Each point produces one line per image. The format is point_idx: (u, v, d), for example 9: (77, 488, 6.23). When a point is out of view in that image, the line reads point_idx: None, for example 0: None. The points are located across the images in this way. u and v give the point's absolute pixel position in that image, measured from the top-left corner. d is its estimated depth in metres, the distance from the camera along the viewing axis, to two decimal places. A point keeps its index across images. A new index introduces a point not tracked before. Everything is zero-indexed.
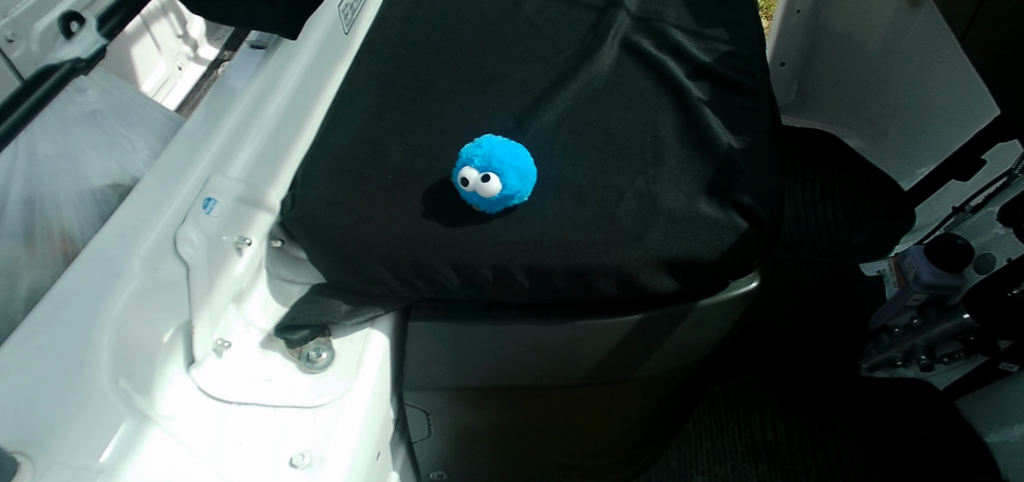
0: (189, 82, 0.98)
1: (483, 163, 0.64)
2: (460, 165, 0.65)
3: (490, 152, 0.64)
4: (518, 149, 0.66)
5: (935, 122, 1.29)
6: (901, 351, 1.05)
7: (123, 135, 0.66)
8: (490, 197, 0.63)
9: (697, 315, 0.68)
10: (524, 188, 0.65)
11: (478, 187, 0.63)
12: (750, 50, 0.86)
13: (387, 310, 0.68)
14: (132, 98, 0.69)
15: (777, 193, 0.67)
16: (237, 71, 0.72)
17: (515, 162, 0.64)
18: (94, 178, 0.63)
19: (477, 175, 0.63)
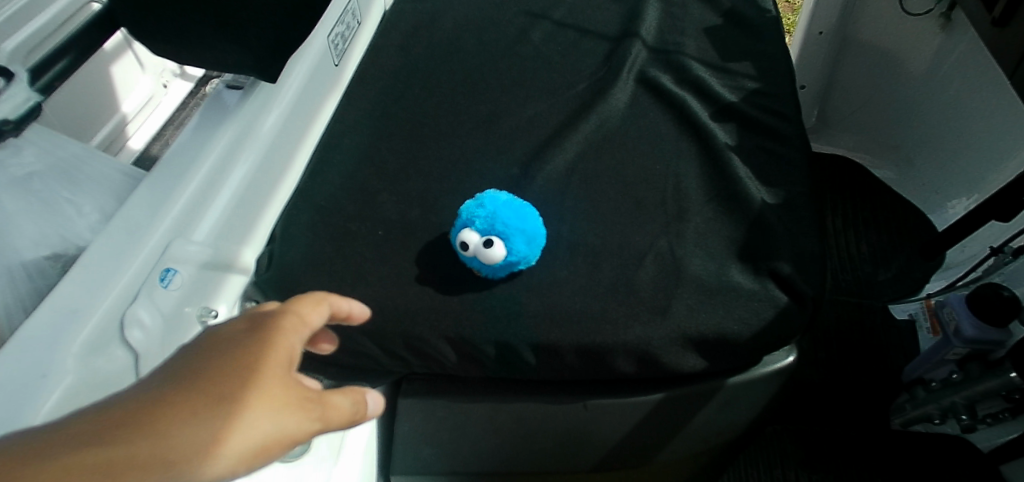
0: (175, 102, 0.80)
1: (486, 224, 0.56)
2: (459, 226, 0.58)
3: (494, 212, 0.57)
4: (526, 207, 0.59)
5: (969, 157, 1.17)
6: (939, 409, 0.96)
7: (65, 200, 0.53)
8: (493, 263, 0.56)
9: (725, 395, 0.60)
10: (531, 253, 0.57)
11: (479, 252, 0.55)
12: (780, 87, 0.78)
13: (374, 386, 0.61)
14: (74, 152, 0.55)
15: (818, 259, 0.59)
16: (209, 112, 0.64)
17: (521, 224, 0.56)
18: (27, 249, 0.50)
19: (477, 239, 0.55)
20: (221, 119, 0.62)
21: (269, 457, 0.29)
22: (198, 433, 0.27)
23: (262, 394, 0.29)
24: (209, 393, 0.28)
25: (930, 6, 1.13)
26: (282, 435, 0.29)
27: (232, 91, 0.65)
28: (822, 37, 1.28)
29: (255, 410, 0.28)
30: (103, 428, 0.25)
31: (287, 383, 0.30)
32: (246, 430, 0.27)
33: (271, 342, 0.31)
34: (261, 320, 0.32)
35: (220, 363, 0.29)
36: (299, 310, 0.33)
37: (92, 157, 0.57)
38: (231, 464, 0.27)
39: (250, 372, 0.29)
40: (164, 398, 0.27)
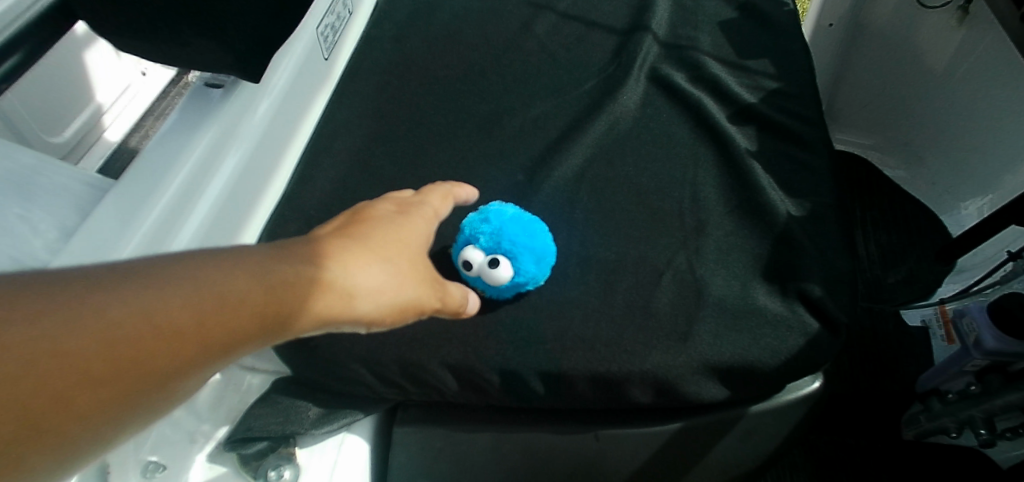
0: (154, 91, 0.76)
1: (490, 241, 0.52)
2: (461, 240, 0.53)
3: (499, 228, 0.52)
4: (534, 219, 0.54)
5: (985, 158, 1.08)
6: (955, 422, 0.89)
7: (17, 216, 0.46)
8: (499, 284, 0.52)
9: (748, 424, 0.55)
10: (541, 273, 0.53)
11: (484, 273, 0.51)
12: (802, 86, 0.72)
13: (366, 414, 0.56)
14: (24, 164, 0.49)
15: (850, 278, 0.55)
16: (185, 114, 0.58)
17: (530, 242, 0.52)
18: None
19: (482, 259, 0.51)
20: (199, 122, 0.57)
21: (403, 313, 0.42)
22: (357, 273, 0.38)
23: (395, 258, 0.41)
24: (360, 247, 0.40)
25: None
26: (407, 293, 0.42)
27: (210, 90, 0.60)
28: (831, 30, 1.22)
29: (397, 266, 0.41)
30: (298, 252, 0.37)
31: (421, 253, 0.44)
32: (391, 280, 0.40)
33: (405, 223, 0.45)
34: (403, 209, 0.47)
35: (365, 229, 0.42)
36: (433, 204, 0.49)
37: (47, 167, 0.50)
38: (381, 303, 0.40)
39: (389, 241, 0.42)
40: (326, 247, 0.38)
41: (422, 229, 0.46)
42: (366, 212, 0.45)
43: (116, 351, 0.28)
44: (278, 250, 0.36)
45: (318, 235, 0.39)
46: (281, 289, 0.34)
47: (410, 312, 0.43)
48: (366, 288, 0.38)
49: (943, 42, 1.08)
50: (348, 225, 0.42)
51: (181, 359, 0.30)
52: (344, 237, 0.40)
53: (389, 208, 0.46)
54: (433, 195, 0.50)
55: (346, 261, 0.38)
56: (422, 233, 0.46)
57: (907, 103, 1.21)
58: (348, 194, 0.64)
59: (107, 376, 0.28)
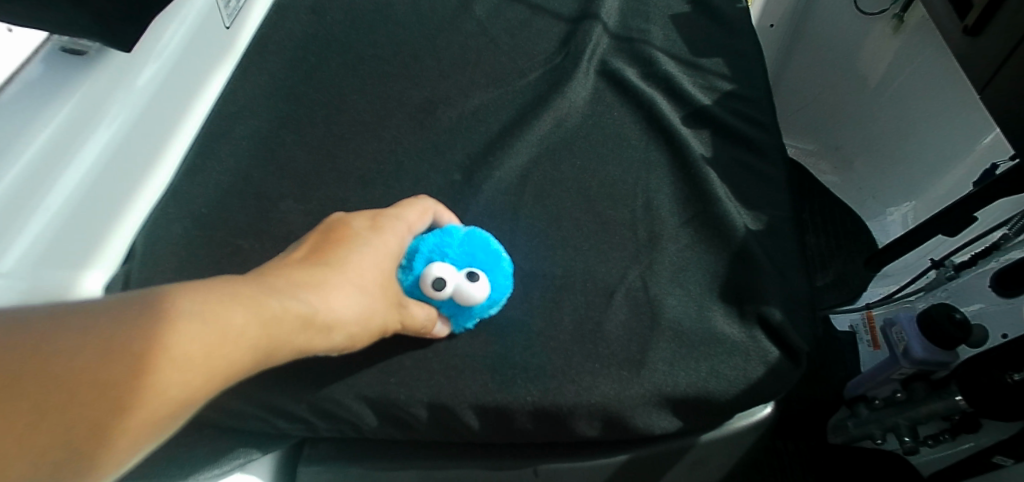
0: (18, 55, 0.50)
1: (461, 259, 0.46)
2: (419, 261, 0.45)
3: (467, 245, 0.47)
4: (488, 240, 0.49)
5: (911, 167, 1.10)
6: (882, 428, 0.93)
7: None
8: (472, 307, 0.45)
9: (697, 454, 0.51)
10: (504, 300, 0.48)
11: (463, 291, 0.44)
12: (756, 89, 0.68)
13: (267, 450, 0.48)
14: None
15: (807, 299, 0.51)
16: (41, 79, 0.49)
17: (495, 257, 0.47)
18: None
19: (459, 277, 0.44)
20: (51, 98, 0.48)
21: (369, 339, 0.40)
22: (341, 303, 0.37)
23: (369, 284, 0.39)
24: (343, 274, 0.38)
25: (886, 6, 1.05)
26: (376, 323, 0.39)
27: (73, 57, 0.51)
28: (772, 31, 1.20)
29: (370, 291, 0.39)
30: (292, 283, 0.35)
31: (392, 278, 0.42)
32: (365, 308, 0.38)
33: (380, 243, 0.42)
34: (374, 223, 0.43)
35: (344, 251, 0.40)
36: (412, 215, 0.46)
37: None
38: (355, 332, 0.38)
39: (365, 265, 0.40)
40: (317, 275, 0.37)
41: (396, 248, 0.43)
42: (342, 229, 0.42)
43: (130, 383, 0.27)
44: (279, 282, 0.35)
45: (310, 259, 0.38)
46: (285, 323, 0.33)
47: (373, 338, 0.40)
48: (347, 318, 0.37)
49: (878, 50, 1.09)
50: (325, 246, 0.40)
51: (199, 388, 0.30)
52: (330, 262, 0.38)
53: (360, 224, 0.43)
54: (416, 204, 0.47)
55: (333, 293, 0.36)
56: (393, 255, 0.43)
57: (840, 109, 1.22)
58: (249, 187, 0.55)
59: (113, 417, 0.27)
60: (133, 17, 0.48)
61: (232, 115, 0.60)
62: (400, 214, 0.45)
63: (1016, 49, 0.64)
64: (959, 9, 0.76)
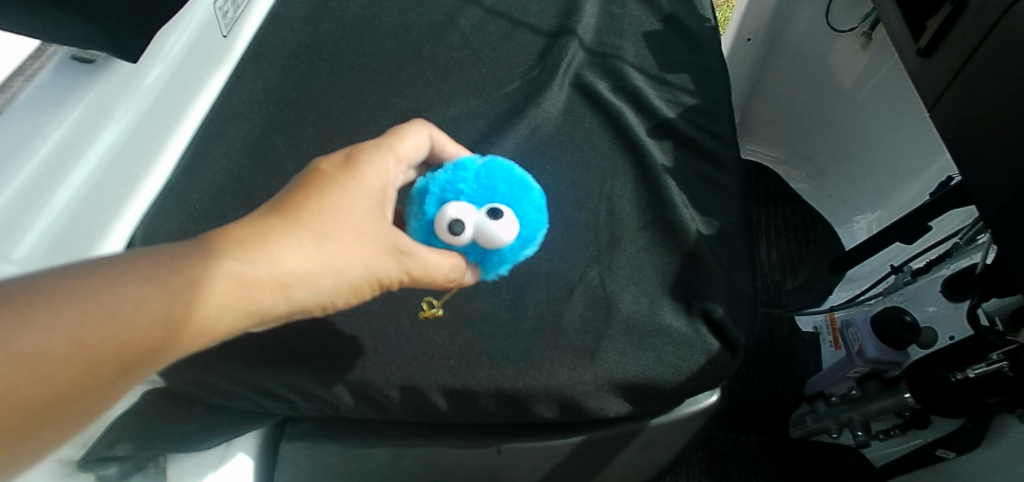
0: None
1: (480, 195, 0.42)
2: (432, 206, 0.43)
3: (481, 178, 0.43)
4: (511, 169, 0.46)
5: (879, 175, 1.17)
6: (837, 423, 0.99)
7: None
8: (499, 245, 0.41)
9: (646, 437, 0.56)
10: (533, 233, 0.44)
11: (485, 230, 0.40)
12: (719, 104, 0.74)
13: (253, 427, 0.52)
14: None
15: (750, 298, 0.57)
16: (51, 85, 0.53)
17: (517, 193, 0.44)
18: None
19: (479, 214, 0.41)
20: (61, 100, 0.52)
21: (355, 292, 0.41)
22: (300, 258, 0.38)
23: (343, 231, 0.40)
24: (306, 226, 0.39)
25: (855, 24, 1.09)
26: (355, 274, 0.40)
27: (81, 65, 0.55)
28: (749, 44, 1.21)
29: (345, 239, 0.40)
30: (247, 242, 0.37)
31: (379, 221, 0.42)
32: (340, 259, 0.39)
33: (355, 184, 0.42)
34: (351, 161, 0.43)
35: (315, 199, 0.40)
36: (399, 147, 0.45)
37: None
38: (326, 282, 0.39)
39: (338, 211, 0.40)
40: (274, 229, 0.38)
41: (378, 184, 0.43)
42: (316, 172, 0.42)
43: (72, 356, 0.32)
44: (222, 241, 0.37)
45: (274, 210, 0.39)
46: (228, 281, 0.36)
47: (361, 288, 0.41)
48: (307, 271, 0.38)
49: (846, 66, 1.15)
50: (295, 194, 0.40)
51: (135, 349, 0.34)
52: (292, 213, 0.39)
53: (335, 165, 0.43)
54: (403, 136, 0.46)
55: (284, 249, 0.38)
56: (377, 192, 0.43)
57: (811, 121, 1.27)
58: (243, 186, 0.60)
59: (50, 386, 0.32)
60: (142, 30, 0.52)
61: (228, 118, 0.65)
62: (386, 147, 0.44)
63: (958, 73, 0.69)
64: (913, 30, 0.80)
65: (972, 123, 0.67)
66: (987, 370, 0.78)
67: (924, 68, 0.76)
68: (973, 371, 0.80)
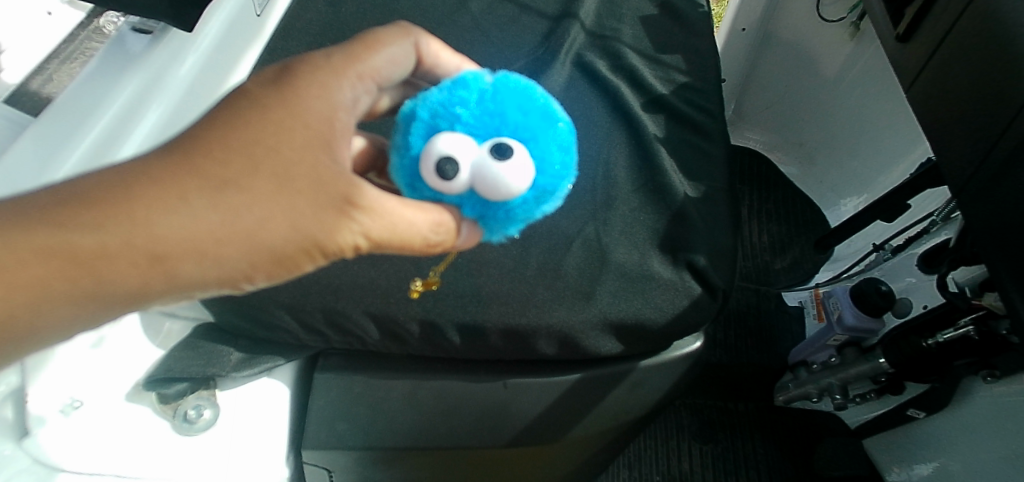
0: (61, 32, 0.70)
1: (484, 126, 0.38)
2: (419, 141, 0.39)
3: (487, 106, 0.39)
4: (525, 96, 0.41)
5: (865, 161, 1.22)
6: (817, 388, 1.05)
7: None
8: (503, 191, 0.37)
9: (636, 376, 0.62)
10: (550, 176, 0.40)
11: (484, 168, 0.36)
12: (708, 83, 0.80)
13: (288, 360, 0.59)
14: None
15: (731, 252, 0.63)
16: (121, 46, 0.63)
17: (529, 131, 0.39)
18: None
19: (479, 150, 0.36)
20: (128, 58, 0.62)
21: (285, 260, 0.40)
22: (182, 222, 0.37)
23: (259, 181, 0.38)
24: (205, 177, 0.37)
25: (843, 15, 1.13)
26: (275, 241, 0.39)
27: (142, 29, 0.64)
28: (744, 34, 1.25)
29: (254, 193, 0.38)
30: (135, 200, 0.37)
31: (316, 165, 0.39)
32: (255, 216, 0.38)
33: (282, 121, 0.39)
34: (287, 83, 0.40)
35: (233, 140, 0.38)
36: (366, 61, 0.42)
37: None
38: (232, 248, 0.38)
39: (258, 154, 0.38)
40: (163, 183, 0.37)
41: (322, 113, 0.40)
42: (243, 100, 0.40)
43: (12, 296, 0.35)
44: (87, 202, 0.36)
45: (170, 157, 0.38)
46: (67, 258, 0.36)
47: (293, 253, 0.39)
48: (192, 235, 0.37)
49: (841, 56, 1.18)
50: (204, 132, 0.39)
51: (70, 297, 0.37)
52: (191, 162, 0.38)
53: (268, 89, 0.40)
54: (379, 48, 0.43)
55: (161, 212, 0.37)
56: (319, 123, 0.40)
57: (799, 109, 1.32)
58: None
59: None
60: None
61: None
62: (341, 64, 0.41)
63: (931, 55, 0.75)
64: (893, 18, 0.86)
65: (942, 102, 0.73)
66: (955, 335, 0.82)
67: (903, 53, 0.82)
68: (942, 336, 0.84)
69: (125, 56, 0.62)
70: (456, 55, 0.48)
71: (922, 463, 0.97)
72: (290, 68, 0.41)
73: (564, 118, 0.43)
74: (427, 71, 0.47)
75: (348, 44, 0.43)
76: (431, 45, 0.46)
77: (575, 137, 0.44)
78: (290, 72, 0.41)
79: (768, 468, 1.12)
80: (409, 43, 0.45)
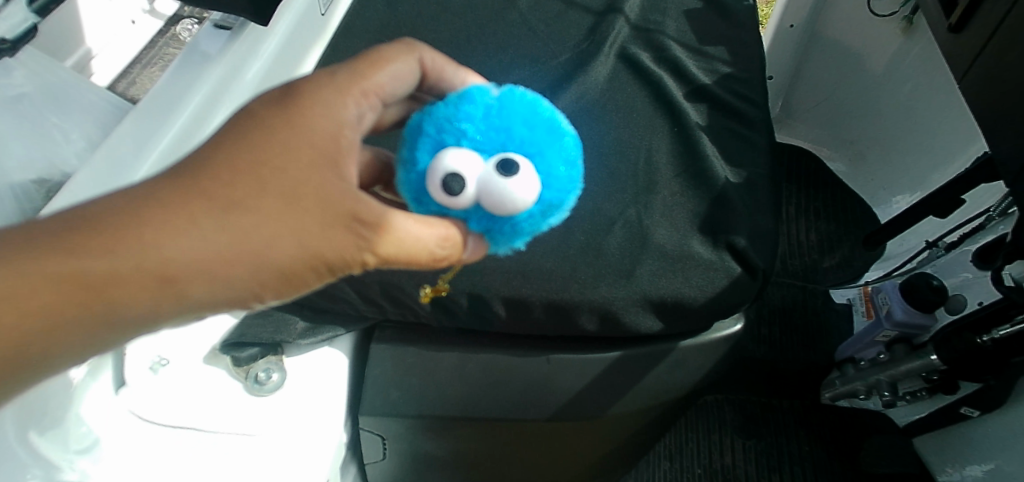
0: (142, 38, 0.80)
1: (490, 140, 0.38)
2: (427, 155, 0.39)
3: (493, 121, 0.39)
4: (532, 109, 0.41)
5: (918, 158, 1.19)
6: (864, 385, 1.03)
7: (54, 126, 0.61)
8: (509, 206, 0.37)
9: (677, 356, 0.64)
10: (556, 190, 0.40)
11: (490, 184, 0.36)
12: (751, 74, 0.81)
13: (347, 330, 0.63)
14: (68, 83, 0.64)
15: (770, 235, 0.65)
16: (203, 44, 0.67)
17: (536, 144, 0.39)
18: (15, 171, 0.57)
19: (484, 166, 0.37)
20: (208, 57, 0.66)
21: (293, 279, 0.40)
22: (191, 245, 0.36)
23: (267, 201, 0.38)
24: (211, 199, 0.37)
25: (895, 9, 1.12)
26: (283, 260, 0.39)
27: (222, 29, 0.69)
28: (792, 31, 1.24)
29: (264, 212, 0.38)
30: (136, 222, 0.36)
31: (323, 184, 0.39)
32: (263, 236, 0.38)
33: (286, 138, 0.39)
34: (291, 102, 0.40)
35: (239, 160, 0.38)
36: (370, 78, 0.43)
37: (79, 85, 0.65)
38: (240, 268, 0.38)
39: (265, 174, 0.38)
40: (170, 206, 0.36)
41: (327, 131, 0.40)
42: (245, 121, 0.40)
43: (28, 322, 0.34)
44: (86, 228, 0.35)
45: (174, 180, 0.37)
46: (74, 286, 0.35)
47: (302, 271, 0.40)
48: (201, 257, 0.37)
49: (892, 51, 1.17)
50: (209, 152, 0.38)
51: (84, 317, 0.36)
52: (197, 183, 0.37)
53: (270, 108, 0.40)
54: (383, 65, 0.44)
55: (169, 236, 0.36)
56: (324, 141, 0.40)
57: (849, 105, 1.30)
58: None
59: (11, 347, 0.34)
60: None
61: None
62: (346, 83, 0.42)
63: (984, 46, 0.74)
64: (946, 8, 0.85)
65: (995, 89, 0.72)
66: (1010, 331, 0.80)
67: (955, 43, 0.81)
68: (998, 332, 0.82)
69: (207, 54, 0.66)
70: (462, 69, 0.48)
71: (975, 464, 0.94)
72: (292, 88, 0.41)
73: (570, 131, 0.44)
74: (432, 86, 0.48)
75: (354, 61, 0.44)
76: (436, 59, 0.46)
77: (582, 149, 0.44)
78: (293, 92, 0.41)
79: (814, 465, 1.11)
80: (414, 59, 0.46)
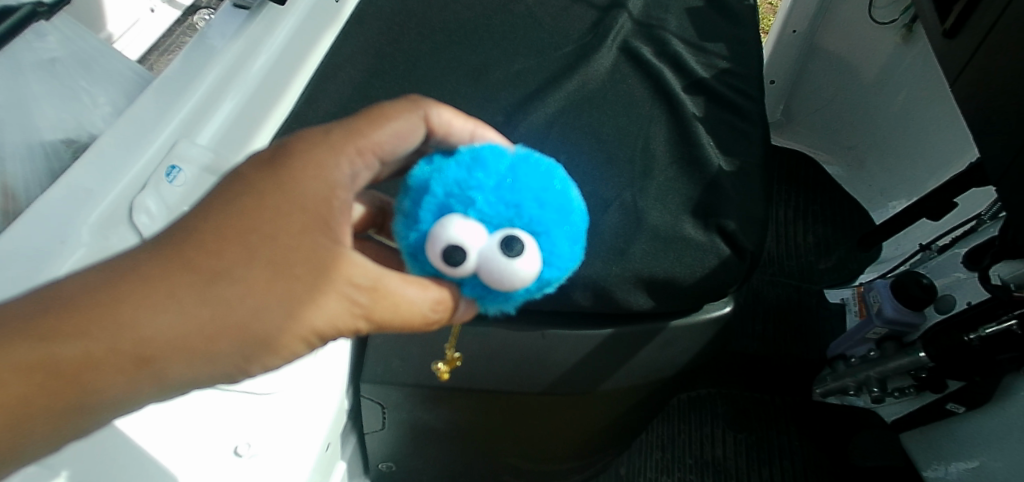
0: (160, 27, 0.83)
1: (497, 214, 0.39)
2: (427, 217, 0.41)
3: (504, 194, 0.40)
4: (545, 183, 0.42)
5: (915, 165, 1.21)
6: (855, 381, 1.03)
7: (82, 88, 0.65)
8: (507, 283, 0.39)
9: (668, 335, 0.66)
10: (554, 269, 0.42)
11: (491, 260, 0.38)
12: (748, 71, 0.84)
13: None
14: (98, 51, 0.68)
15: (760, 222, 0.70)
16: (220, 24, 0.70)
17: (545, 223, 0.41)
18: (46, 131, 0.61)
19: (488, 239, 0.38)
20: (226, 35, 0.69)
21: (279, 348, 0.42)
22: (169, 321, 0.39)
23: (254, 271, 0.41)
24: (197, 271, 0.40)
25: (895, 17, 1.14)
26: (268, 331, 0.41)
27: (239, 9, 0.72)
28: (794, 37, 1.25)
29: (249, 282, 0.40)
30: (117, 298, 0.38)
31: (314, 248, 0.42)
32: (248, 307, 0.40)
33: (292, 187, 0.42)
34: (311, 131, 0.46)
35: (227, 229, 0.41)
36: (368, 137, 0.45)
37: (109, 56, 0.69)
38: (222, 342, 0.40)
39: (254, 241, 0.41)
40: (151, 282, 0.39)
41: (319, 195, 0.43)
42: (233, 181, 0.43)
43: (31, 397, 0.37)
44: (65, 312, 0.38)
45: (160, 251, 0.40)
46: (47, 373, 0.37)
47: (288, 341, 0.42)
48: (180, 334, 0.39)
49: (891, 57, 1.19)
50: (196, 223, 0.41)
51: (75, 398, 0.38)
52: (183, 255, 0.40)
53: (262, 172, 0.43)
54: (384, 122, 0.46)
55: (149, 312, 0.39)
56: (316, 204, 0.43)
57: (848, 111, 1.32)
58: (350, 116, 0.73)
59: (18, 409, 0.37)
60: None
61: (336, 67, 0.77)
62: (341, 141, 0.45)
63: (976, 50, 0.76)
64: (942, 14, 0.87)
65: (983, 93, 0.74)
66: (998, 329, 0.80)
67: (949, 48, 0.83)
68: (985, 330, 0.82)
69: (225, 31, 0.69)
70: (470, 122, 0.50)
71: (961, 461, 0.94)
72: (284, 149, 0.44)
73: (579, 201, 0.45)
74: (439, 140, 0.49)
75: (353, 118, 0.47)
76: (443, 115, 0.48)
77: (588, 222, 0.46)
78: (284, 152, 0.44)
79: (804, 461, 1.13)
80: (418, 116, 0.48)
